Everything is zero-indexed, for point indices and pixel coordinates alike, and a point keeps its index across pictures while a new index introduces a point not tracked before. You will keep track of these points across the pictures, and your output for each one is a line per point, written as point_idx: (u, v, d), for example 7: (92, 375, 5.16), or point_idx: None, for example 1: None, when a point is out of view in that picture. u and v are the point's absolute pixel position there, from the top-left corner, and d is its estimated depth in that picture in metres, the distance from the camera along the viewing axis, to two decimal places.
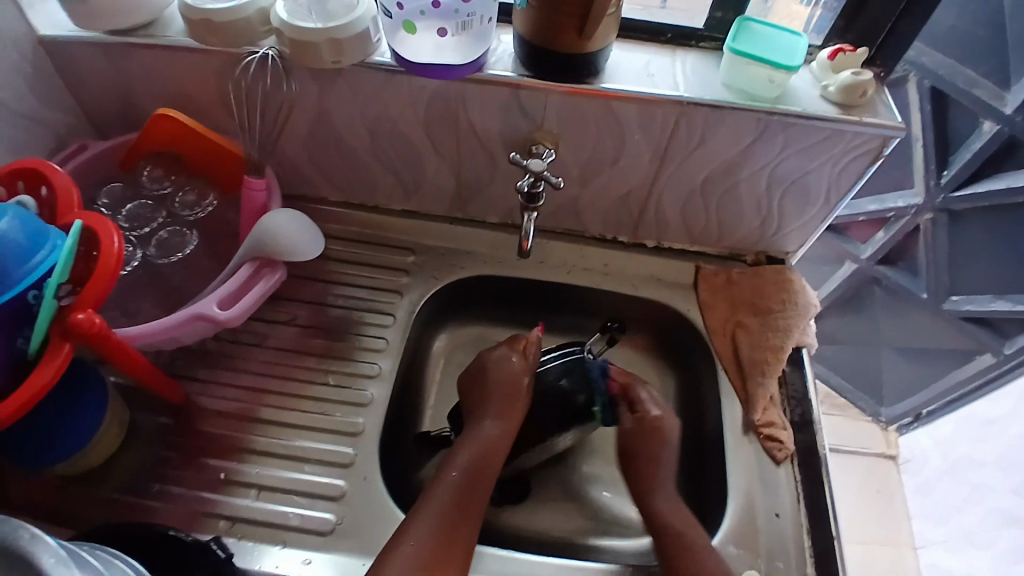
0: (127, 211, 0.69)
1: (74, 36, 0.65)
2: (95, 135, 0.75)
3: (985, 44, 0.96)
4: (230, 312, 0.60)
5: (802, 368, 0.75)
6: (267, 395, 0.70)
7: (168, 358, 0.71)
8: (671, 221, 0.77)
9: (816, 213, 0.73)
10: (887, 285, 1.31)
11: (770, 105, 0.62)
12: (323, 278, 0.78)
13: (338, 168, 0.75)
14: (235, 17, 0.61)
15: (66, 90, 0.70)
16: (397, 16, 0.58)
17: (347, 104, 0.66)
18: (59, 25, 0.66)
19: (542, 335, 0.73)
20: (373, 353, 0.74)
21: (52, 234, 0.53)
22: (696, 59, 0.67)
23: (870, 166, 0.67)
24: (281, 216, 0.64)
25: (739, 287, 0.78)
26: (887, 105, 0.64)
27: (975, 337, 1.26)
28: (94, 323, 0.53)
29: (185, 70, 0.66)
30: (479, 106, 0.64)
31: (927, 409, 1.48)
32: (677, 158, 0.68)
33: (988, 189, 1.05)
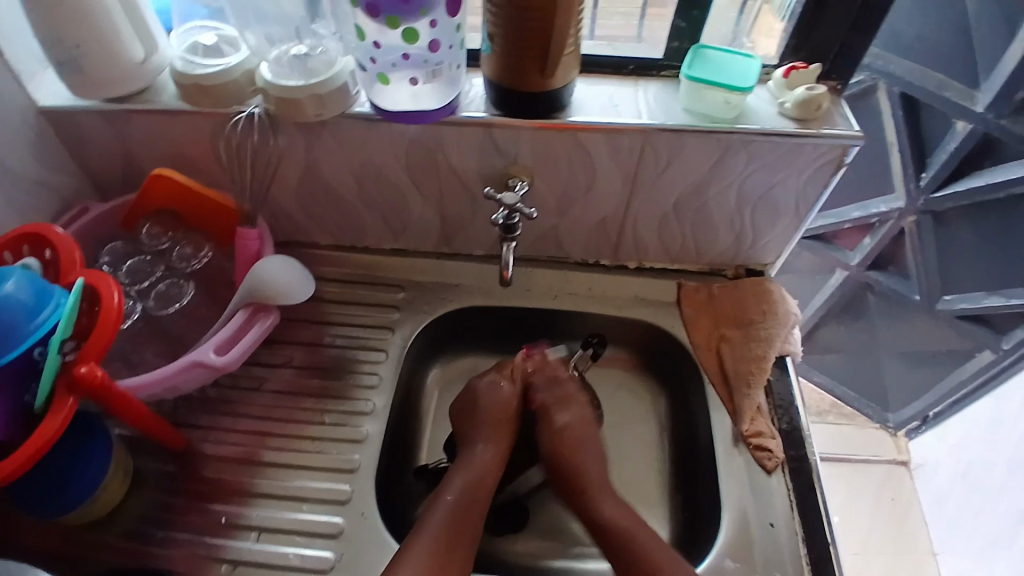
0: (127, 266, 0.72)
1: (73, 105, 0.69)
2: (95, 195, 0.78)
3: (944, 51, 1.00)
4: (225, 357, 0.62)
5: (789, 376, 0.76)
6: (266, 437, 0.72)
7: (170, 406, 0.74)
8: (650, 242, 0.80)
9: (788, 225, 0.76)
10: (879, 290, 1.32)
11: (729, 125, 0.66)
12: (317, 319, 0.81)
13: (327, 214, 0.79)
14: (222, 80, 0.65)
15: (66, 156, 0.74)
16: (372, 69, 0.61)
17: (330, 154, 0.70)
18: (58, 96, 0.70)
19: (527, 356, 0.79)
20: (368, 389, 0.76)
21: (56, 292, 0.56)
22: (658, 88, 0.71)
23: (834, 176, 0.70)
24: (271, 262, 0.67)
25: (721, 301, 0.81)
26: (843, 117, 0.68)
27: (972, 335, 1.26)
28: (96, 375, 0.55)
29: (177, 132, 0.70)
30: (456, 146, 0.68)
31: (935, 410, 1.48)
32: (648, 182, 0.71)
33: (967, 187, 1.08)
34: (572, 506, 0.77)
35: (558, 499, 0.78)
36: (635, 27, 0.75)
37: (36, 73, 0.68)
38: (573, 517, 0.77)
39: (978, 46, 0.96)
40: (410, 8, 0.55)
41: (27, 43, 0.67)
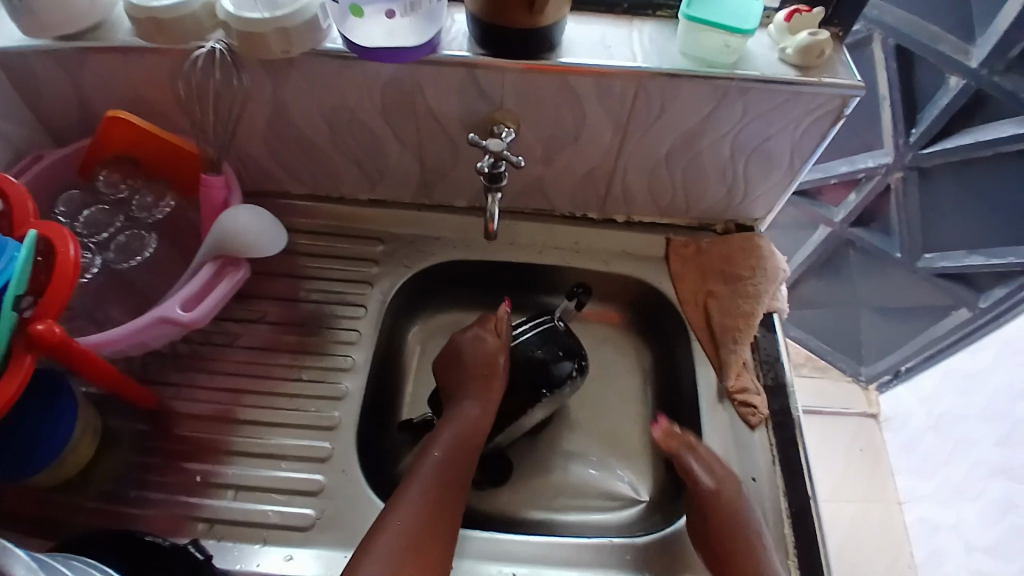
0: (85, 217, 0.67)
1: (15, 41, 0.63)
2: (48, 142, 0.73)
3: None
4: (194, 312, 0.59)
5: (774, 333, 0.75)
6: (239, 394, 0.69)
7: (140, 364, 0.70)
8: (638, 194, 0.77)
9: (780, 178, 0.73)
10: (861, 246, 1.32)
11: (728, 70, 0.62)
12: (291, 273, 0.77)
13: (299, 161, 0.74)
14: (180, 14, 0.59)
15: (16, 100, 0.67)
16: (343, 1, 0.56)
17: (301, 96, 0.65)
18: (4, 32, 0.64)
19: (509, 310, 0.74)
20: (348, 346, 0.73)
21: (9, 245, 0.52)
22: (653, 28, 0.66)
23: (832, 127, 0.67)
24: (241, 212, 0.63)
25: (709, 256, 0.79)
26: (844, 64, 0.65)
27: (950, 292, 1.27)
28: (54, 333, 0.52)
29: (133, 69, 0.64)
30: (437, 89, 0.63)
31: (907, 365, 1.50)
32: (638, 131, 0.68)
33: (956, 144, 1.06)
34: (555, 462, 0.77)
35: (542, 455, 0.78)
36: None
37: None
38: (556, 472, 0.76)
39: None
40: None
41: None
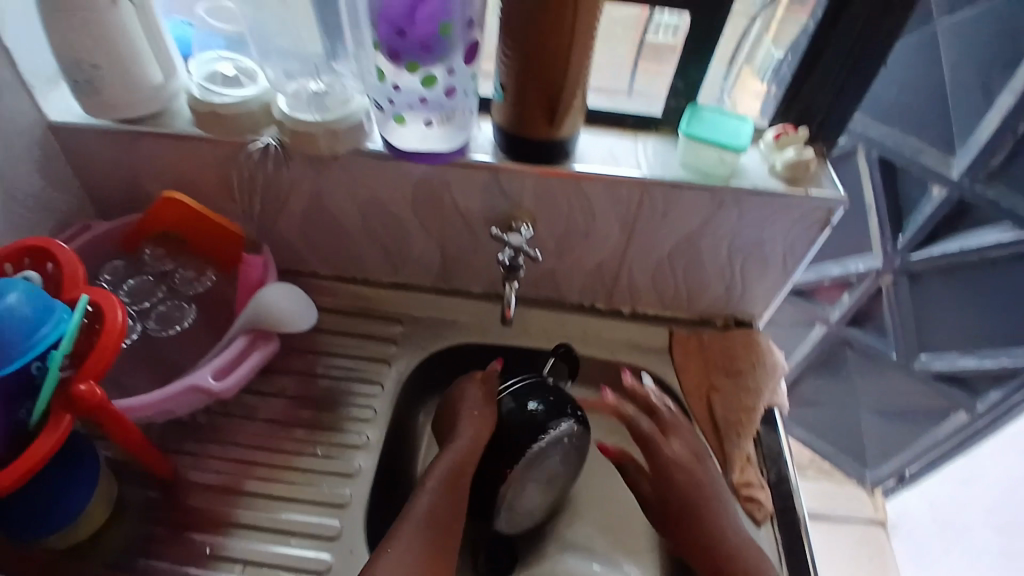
0: (129, 287, 0.72)
1: (81, 121, 0.70)
2: (94, 214, 0.79)
3: (925, 118, 1.04)
4: (224, 383, 0.63)
5: (777, 429, 0.77)
6: (253, 467, 0.71)
7: (158, 432, 0.73)
8: (643, 287, 0.82)
9: (776, 278, 0.79)
10: (857, 346, 1.36)
11: (723, 182, 0.69)
12: (312, 349, 0.81)
13: (329, 246, 0.80)
14: (240, 110, 0.66)
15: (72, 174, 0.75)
16: (390, 109, 0.63)
17: (340, 190, 0.72)
18: (66, 110, 0.71)
19: (497, 366, 0.74)
20: (362, 423, 0.75)
21: (58, 308, 0.55)
22: (655, 142, 0.75)
23: (820, 234, 0.73)
24: (276, 290, 0.68)
25: (711, 350, 0.83)
26: (829, 180, 0.72)
27: (949, 395, 1.28)
28: (94, 394, 0.55)
29: (187, 157, 0.71)
30: (463, 188, 0.70)
31: (909, 471, 1.49)
32: (644, 231, 0.74)
33: (941, 251, 1.13)
34: (560, 552, 0.77)
35: (547, 549, 0.77)
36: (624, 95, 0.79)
37: (49, 90, 0.71)
38: (559, 562, 0.76)
39: (956, 113, 1.00)
40: (429, 55, 0.58)
41: (40, 59, 0.68)
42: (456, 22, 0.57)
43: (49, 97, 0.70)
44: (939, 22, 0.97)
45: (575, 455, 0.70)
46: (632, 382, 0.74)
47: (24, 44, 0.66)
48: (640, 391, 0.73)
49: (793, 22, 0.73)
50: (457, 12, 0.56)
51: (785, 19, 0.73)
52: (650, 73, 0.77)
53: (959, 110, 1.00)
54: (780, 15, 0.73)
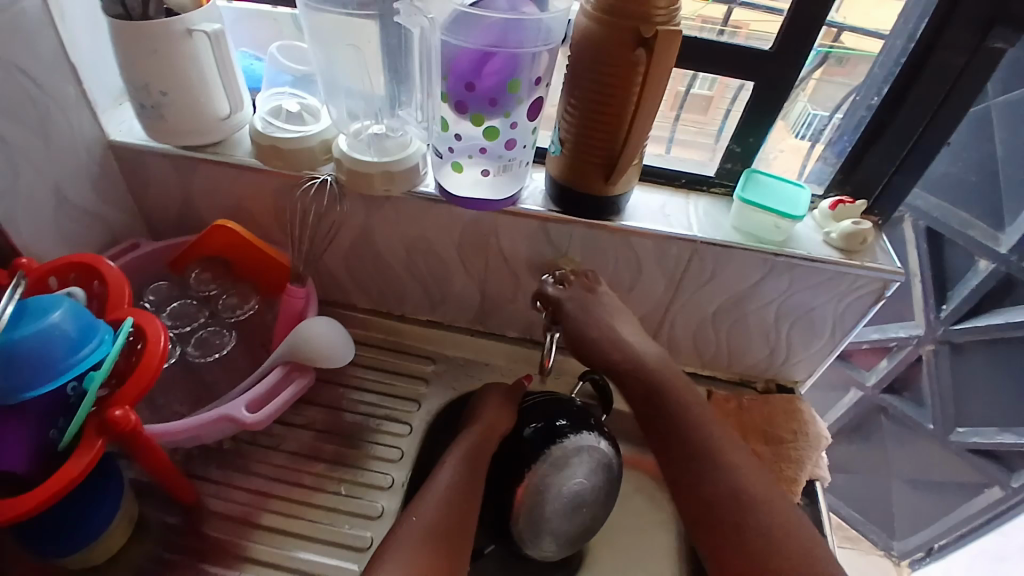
0: (171, 309, 0.73)
1: (141, 143, 0.72)
2: (143, 230, 0.81)
3: (976, 188, 0.99)
4: (256, 415, 0.62)
5: (817, 502, 0.75)
6: (273, 500, 0.70)
7: (185, 455, 0.73)
8: (684, 345, 0.81)
9: (823, 345, 0.76)
10: (893, 414, 1.29)
11: (776, 248, 0.68)
12: (342, 382, 0.81)
13: (371, 280, 0.80)
14: (300, 145, 0.67)
15: (125, 190, 0.76)
16: (447, 156, 0.64)
17: (388, 228, 0.73)
18: (127, 130, 0.73)
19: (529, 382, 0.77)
20: (386, 463, 0.74)
21: (100, 328, 0.55)
22: (707, 203, 0.74)
23: (873, 306, 0.71)
24: (318, 323, 0.68)
25: (750, 414, 0.80)
26: (884, 252, 0.70)
27: (984, 472, 1.21)
28: (129, 420, 0.55)
29: (241, 185, 0.72)
30: (509, 235, 0.70)
31: (939, 544, 1.41)
32: (689, 289, 0.73)
33: (987, 323, 1.07)
34: None
35: None
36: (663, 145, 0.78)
37: (110, 108, 0.73)
38: None
39: (1010, 184, 0.96)
40: (494, 108, 0.58)
41: (104, 79, 0.71)
42: (524, 79, 0.57)
43: (113, 117, 0.73)
44: (993, 100, 0.91)
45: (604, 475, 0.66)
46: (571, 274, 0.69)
47: (93, 66, 0.69)
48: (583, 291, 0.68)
49: (829, 83, 0.71)
50: (526, 69, 0.57)
51: (822, 80, 0.71)
52: (690, 124, 0.76)
53: (1011, 186, 0.96)
54: (818, 77, 0.71)
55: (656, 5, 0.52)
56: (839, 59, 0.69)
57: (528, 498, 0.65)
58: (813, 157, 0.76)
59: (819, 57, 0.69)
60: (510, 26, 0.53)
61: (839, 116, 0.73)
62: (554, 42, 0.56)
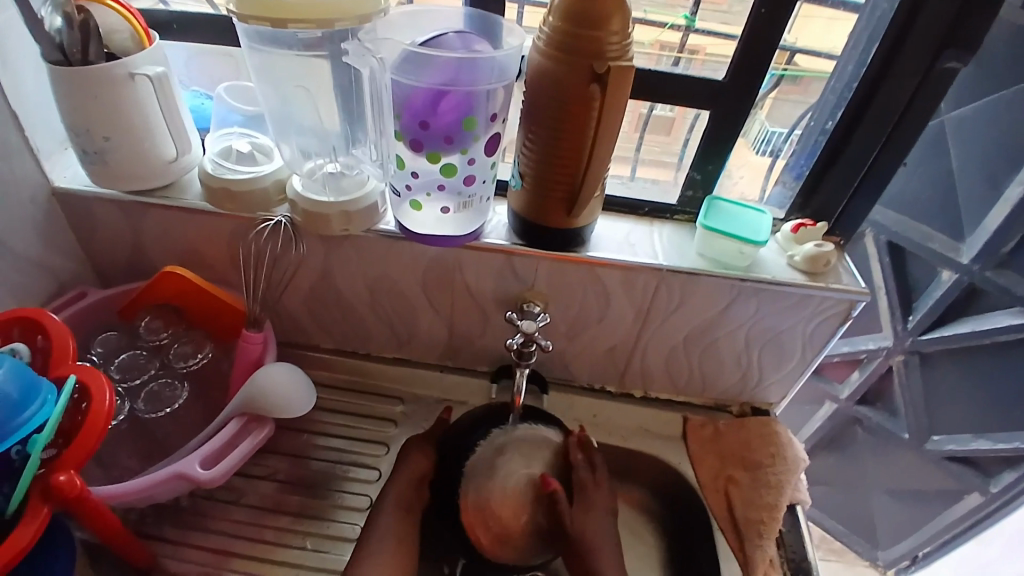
0: (119, 361, 0.69)
1: (87, 189, 0.69)
2: (93, 278, 0.77)
3: (933, 203, 1.02)
4: (211, 471, 0.59)
5: (799, 526, 0.73)
6: (235, 559, 0.66)
7: (138, 515, 0.68)
8: (656, 373, 0.80)
9: (794, 367, 0.76)
10: (868, 425, 1.28)
11: (742, 273, 0.68)
12: (307, 429, 0.77)
13: (333, 321, 0.78)
14: (253, 187, 0.65)
15: (72, 238, 0.73)
16: (405, 194, 0.62)
17: (349, 268, 0.71)
18: (72, 176, 0.70)
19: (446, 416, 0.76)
20: (355, 512, 0.71)
21: (44, 386, 0.51)
22: (672, 230, 0.74)
23: (841, 326, 0.71)
24: (276, 368, 0.65)
25: (727, 439, 0.79)
26: (848, 272, 0.70)
27: (960, 477, 1.20)
28: (75, 484, 0.51)
29: (194, 229, 0.70)
30: (475, 270, 0.69)
31: (923, 552, 1.38)
32: (658, 318, 0.72)
33: (952, 332, 1.07)
34: None
35: None
36: (629, 166, 0.78)
37: (56, 153, 0.69)
38: None
39: (963, 198, 0.98)
40: (450, 145, 0.57)
41: (49, 125, 0.68)
42: (480, 116, 0.56)
43: (58, 162, 0.70)
44: (947, 115, 0.97)
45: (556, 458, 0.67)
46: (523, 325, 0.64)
47: (37, 111, 0.66)
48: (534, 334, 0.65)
49: (786, 101, 0.71)
50: (481, 106, 0.56)
51: (778, 99, 0.71)
52: (654, 144, 0.76)
53: (966, 206, 0.98)
54: (774, 97, 0.71)
55: (608, 40, 0.52)
56: (793, 81, 0.70)
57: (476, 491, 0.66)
58: (771, 182, 0.77)
59: (775, 79, 0.69)
60: (463, 65, 0.53)
61: (798, 132, 0.73)
62: (509, 79, 0.56)
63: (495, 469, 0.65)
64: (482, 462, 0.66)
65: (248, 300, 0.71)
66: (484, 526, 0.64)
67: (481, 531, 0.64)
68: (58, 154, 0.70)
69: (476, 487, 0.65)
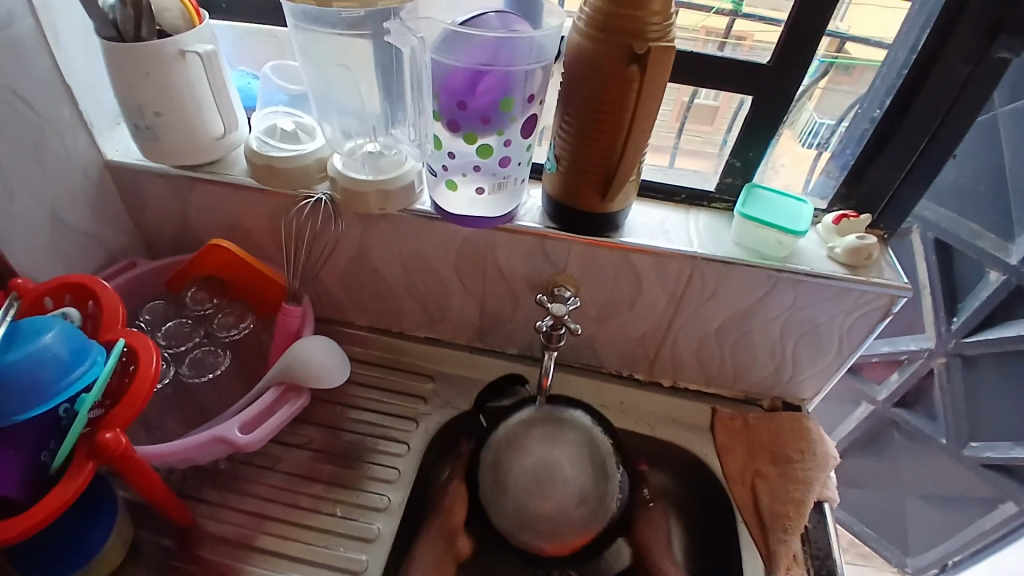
0: (166, 329, 0.72)
1: (137, 163, 0.72)
2: (141, 250, 0.80)
3: (985, 200, 0.97)
4: (250, 436, 0.61)
5: (825, 523, 0.72)
6: (271, 522, 0.69)
7: (179, 477, 0.72)
8: (686, 361, 0.79)
9: (830, 362, 0.74)
10: (905, 428, 1.24)
11: (779, 264, 0.67)
12: (342, 401, 0.80)
13: (369, 298, 0.80)
14: (296, 164, 0.67)
15: (123, 210, 0.76)
16: (442, 174, 0.63)
17: (386, 246, 0.72)
18: (124, 150, 0.73)
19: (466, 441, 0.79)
20: (384, 484, 0.73)
21: (93, 349, 0.54)
22: (708, 218, 0.73)
23: (881, 322, 0.69)
24: (313, 342, 0.67)
25: (757, 432, 0.78)
26: (891, 266, 0.68)
27: (998, 485, 1.16)
28: (120, 443, 0.54)
29: (237, 204, 0.72)
30: (507, 252, 0.69)
31: (953, 560, 1.33)
32: (691, 305, 0.72)
33: (999, 336, 1.03)
34: None
35: None
36: (667, 156, 0.77)
37: (108, 130, 0.73)
38: None
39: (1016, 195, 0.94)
40: (487, 126, 0.58)
41: (102, 102, 0.71)
42: (517, 97, 0.57)
43: (111, 138, 0.73)
44: (1000, 109, 0.90)
45: (543, 437, 0.73)
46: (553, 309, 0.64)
47: (90, 89, 0.69)
48: (562, 319, 0.65)
49: (836, 91, 0.70)
50: (519, 87, 0.56)
51: (828, 88, 0.70)
52: (695, 134, 0.75)
53: None
54: (824, 86, 0.69)
55: (649, 21, 0.52)
56: (845, 69, 0.68)
57: (499, 504, 0.71)
58: (817, 170, 0.75)
59: (824, 67, 0.68)
60: (502, 44, 0.53)
61: (845, 124, 0.71)
62: (547, 59, 0.56)
63: (503, 481, 0.71)
64: (489, 486, 0.72)
65: (288, 274, 0.74)
66: (532, 531, 0.69)
67: (534, 535, 0.69)
68: (111, 130, 0.74)
69: (498, 504, 0.71)
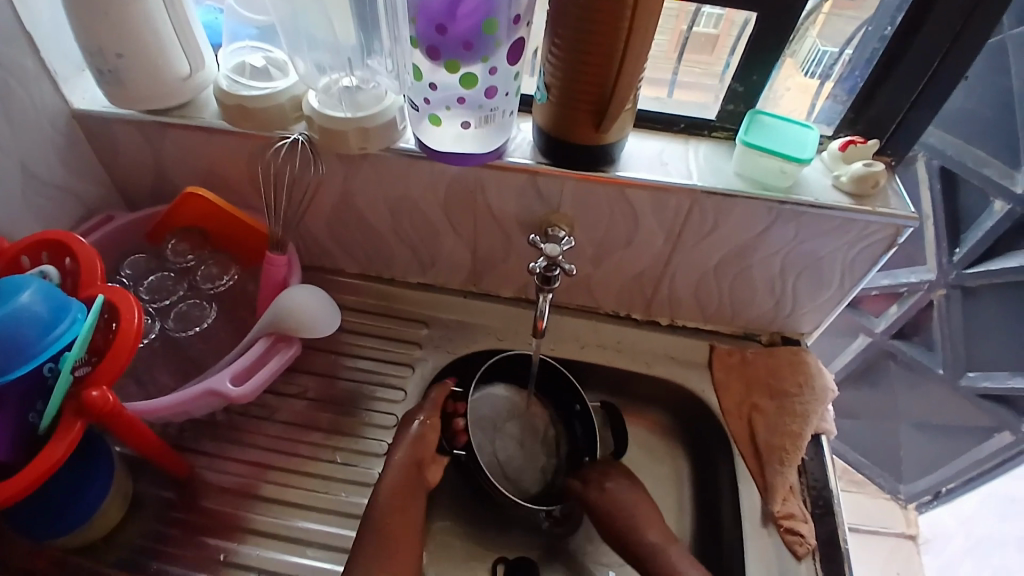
0: (148, 283, 0.70)
1: (105, 110, 0.68)
2: (117, 202, 0.77)
3: (992, 125, 0.92)
4: (242, 388, 0.60)
5: (822, 453, 0.73)
6: (271, 470, 0.69)
7: (177, 430, 0.72)
8: (684, 299, 0.77)
9: (831, 295, 0.73)
10: (902, 359, 1.22)
11: (782, 195, 0.64)
12: (336, 349, 0.78)
13: (357, 244, 0.77)
14: (267, 104, 0.63)
15: (94, 160, 0.72)
16: (424, 109, 0.59)
17: (370, 187, 0.69)
18: (90, 97, 0.69)
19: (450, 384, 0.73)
20: (382, 429, 0.73)
21: (73, 306, 0.52)
22: (708, 148, 0.70)
23: (885, 253, 0.67)
24: (302, 291, 0.65)
25: (754, 367, 0.77)
26: (898, 195, 0.65)
27: (993, 414, 1.17)
28: (107, 401, 0.52)
29: (213, 149, 0.68)
30: (497, 190, 0.66)
31: (947, 488, 1.39)
32: (690, 242, 0.69)
33: (1000, 267, 1.01)
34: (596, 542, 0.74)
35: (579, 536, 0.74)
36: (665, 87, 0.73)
37: (73, 76, 0.68)
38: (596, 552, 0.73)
39: None
40: (470, 52, 0.54)
41: (67, 47, 0.66)
42: (502, 18, 0.52)
43: (74, 83, 0.68)
44: (1009, 32, 0.85)
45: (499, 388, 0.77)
46: (547, 249, 0.62)
47: (53, 31, 0.64)
48: (555, 260, 0.62)
49: (839, 17, 0.65)
50: (504, 7, 0.52)
51: (832, 14, 0.65)
52: (695, 64, 0.70)
53: None
54: (827, 10, 0.64)
55: None
56: None
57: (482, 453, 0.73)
58: (822, 96, 0.71)
59: None
60: None
61: (850, 51, 0.67)
62: None
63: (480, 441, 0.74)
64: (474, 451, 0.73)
65: (270, 221, 0.71)
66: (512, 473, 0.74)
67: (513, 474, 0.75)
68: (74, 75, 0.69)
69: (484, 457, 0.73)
